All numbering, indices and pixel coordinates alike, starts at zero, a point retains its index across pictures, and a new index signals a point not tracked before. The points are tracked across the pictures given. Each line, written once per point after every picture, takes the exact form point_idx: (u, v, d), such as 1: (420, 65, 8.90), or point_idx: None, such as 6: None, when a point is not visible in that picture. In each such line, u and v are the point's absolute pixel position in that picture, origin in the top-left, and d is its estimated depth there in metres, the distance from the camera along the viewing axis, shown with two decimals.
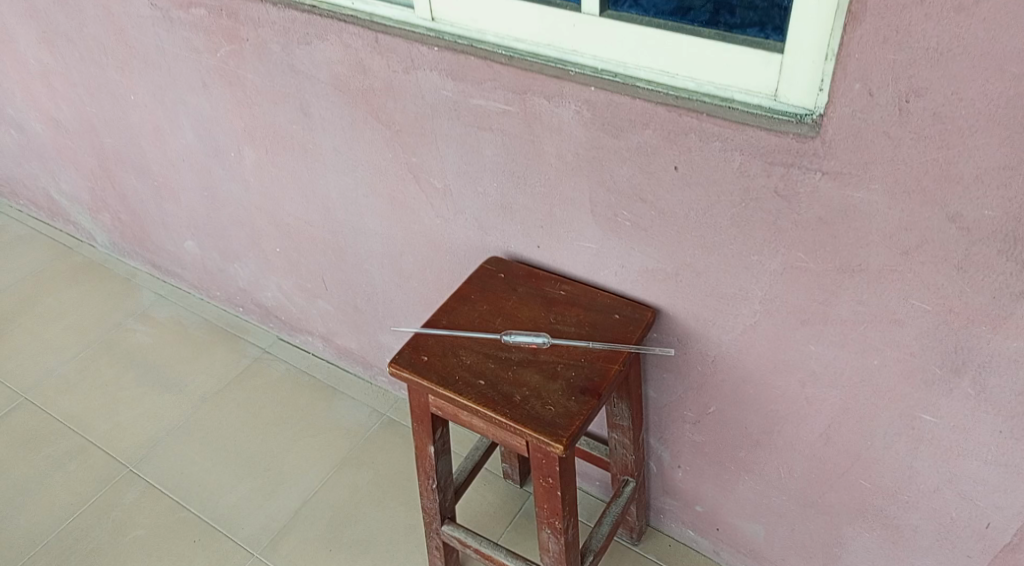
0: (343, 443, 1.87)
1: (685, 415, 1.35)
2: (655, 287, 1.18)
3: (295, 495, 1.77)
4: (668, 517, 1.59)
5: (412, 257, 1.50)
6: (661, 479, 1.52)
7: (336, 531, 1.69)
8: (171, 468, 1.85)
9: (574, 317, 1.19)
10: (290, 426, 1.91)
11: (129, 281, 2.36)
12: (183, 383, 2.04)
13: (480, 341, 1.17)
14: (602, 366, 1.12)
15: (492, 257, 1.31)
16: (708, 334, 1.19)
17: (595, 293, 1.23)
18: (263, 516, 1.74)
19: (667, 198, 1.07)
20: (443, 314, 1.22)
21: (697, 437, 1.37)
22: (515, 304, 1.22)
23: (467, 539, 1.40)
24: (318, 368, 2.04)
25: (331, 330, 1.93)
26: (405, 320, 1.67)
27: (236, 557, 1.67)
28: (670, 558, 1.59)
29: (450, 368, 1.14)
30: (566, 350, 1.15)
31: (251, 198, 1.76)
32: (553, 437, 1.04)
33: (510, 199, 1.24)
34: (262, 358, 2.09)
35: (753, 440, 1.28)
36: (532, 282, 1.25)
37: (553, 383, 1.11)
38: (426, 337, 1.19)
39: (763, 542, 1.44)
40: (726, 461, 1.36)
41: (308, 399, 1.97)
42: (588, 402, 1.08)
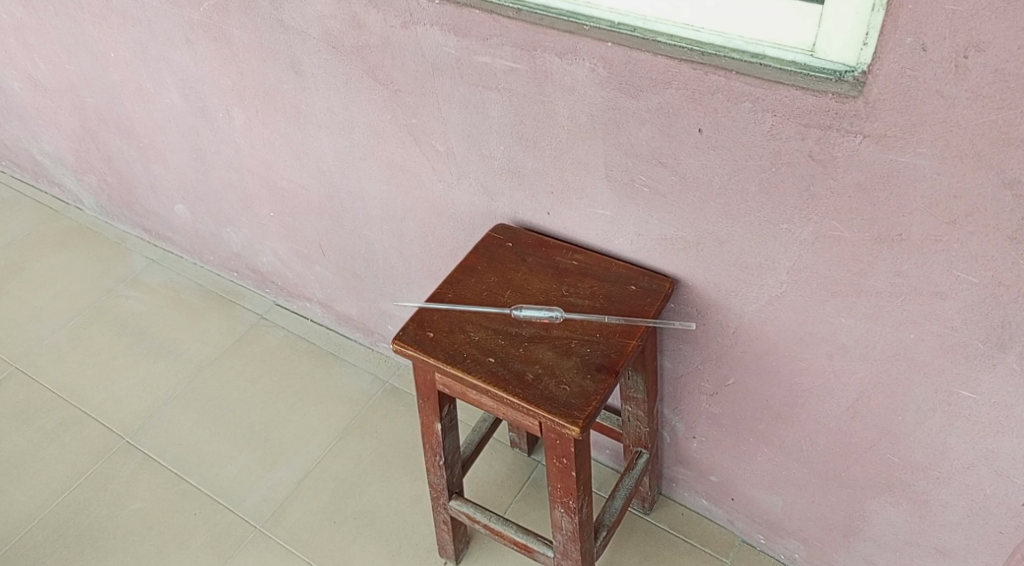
0: (345, 412, 1.81)
1: (703, 386, 1.29)
2: (673, 257, 1.11)
3: (297, 466, 1.72)
4: (681, 485, 1.55)
5: (413, 223, 1.43)
6: (675, 448, 1.48)
7: (340, 502, 1.65)
8: (168, 439, 1.80)
9: (587, 289, 1.12)
10: (289, 395, 1.86)
11: (119, 245, 2.28)
12: (179, 351, 1.98)
13: (487, 314, 1.11)
14: (618, 343, 1.06)
15: (499, 224, 1.24)
16: (729, 305, 1.13)
17: (609, 262, 1.16)
18: (265, 489, 1.69)
19: (689, 162, 0.99)
20: (449, 287, 1.15)
21: (714, 409, 1.32)
22: (525, 275, 1.15)
23: (476, 514, 1.35)
24: (317, 334, 1.97)
25: (329, 296, 1.86)
26: (408, 289, 1.60)
27: (238, 531, 1.63)
28: (682, 527, 1.57)
29: (457, 345, 1.07)
30: (580, 325, 1.08)
31: (242, 160, 1.67)
32: (568, 419, 0.98)
33: (518, 162, 1.16)
34: (259, 325, 2.02)
35: (775, 413, 1.23)
36: (542, 251, 1.18)
37: (567, 360, 1.05)
38: (432, 311, 1.12)
39: (781, 513, 1.41)
40: (745, 433, 1.31)
41: (308, 367, 1.91)
42: (604, 381, 1.02)
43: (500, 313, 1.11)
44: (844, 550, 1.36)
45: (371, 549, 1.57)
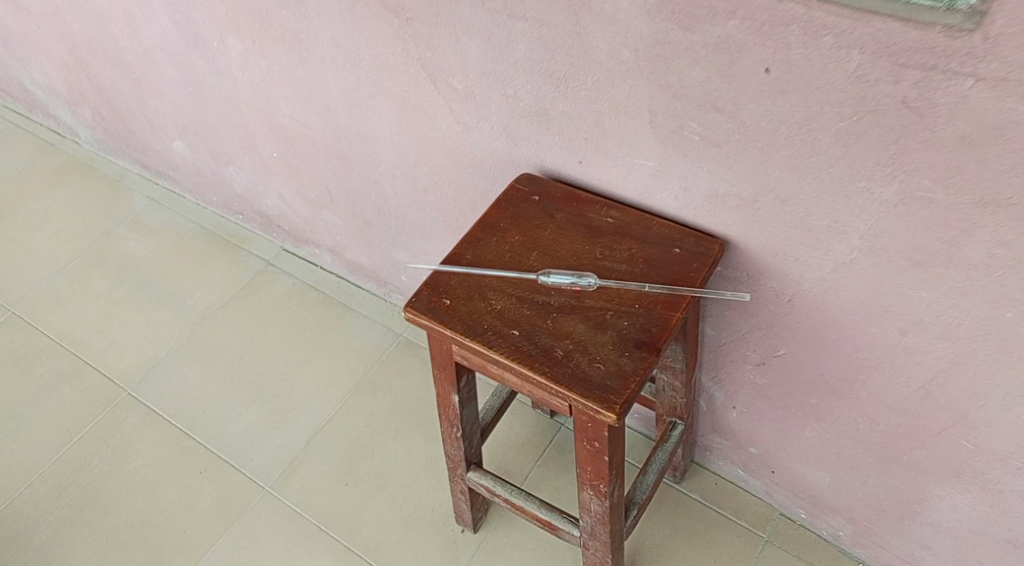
0: (357, 366, 1.69)
1: (748, 355, 1.17)
2: (724, 216, 0.97)
3: (307, 423, 1.61)
4: (715, 454, 1.45)
5: (428, 168, 1.29)
6: (712, 416, 1.36)
7: (352, 464, 1.55)
8: (172, 391, 1.69)
9: (624, 251, 0.98)
10: (299, 346, 1.73)
11: (118, 183, 2.15)
12: (182, 298, 1.86)
13: (510, 279, 0.97)
14: (660, 315, 0.92)
15: (524, 174, 1.10)
16: (786, 271, 0.99)
17: (650, 220, 1.01)
18: (273, 446, 1.58)
19: (750, 108, 0.84)
20: (468, 247, 1.01)
21: (760, 379, 1.19)
22: (553, 234, 1.01)
23: (495, 488, 1.25)
24: (326, 281, 1.84)
25: (338, 243, 1.73)
26: (423, 239, 1.47)
27: (245, 492, 1.52)
28: (715, 498, 1.47)
29: (478, 315, 0.94)
30: (616, 294, 0.95)
31: (241, 95, 1.53)
32: (604, 404, 0.86)
33: (546, 104, 1.01)
34: (265, 271, 1.89)
35: (830, 388, 1.11)
36: (573, 206, 1.04)
37: (602, 335, 0.91)
38: (449, 274, 0.99)
39: (827, 489, 1.30)
40: (793, 407, 1.19)
41: (317, 316, 1.78)
42: (645, 360, 0.89)
43: (524, 279, 0.97)
44: (897, 530, 1.25)
45: (386, 515, 1.47)
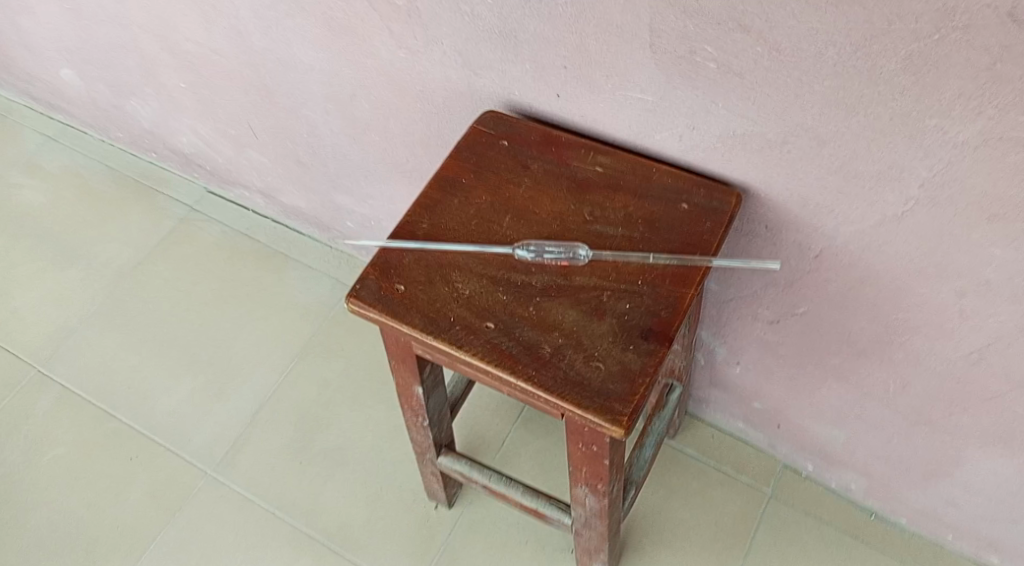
0: (303, 325, 1.49)
1: (759, 312, 1.00)
2: (743, 159, 0.78)
3: (250, 395, 1.42)
4: (712, 407, 1.30)
5: (367, 102, 1.06)
6: (710, 371, 1.21)
7: (306, 439, 1.37)
8: (90, 365, 1.47)
9: (619, 211, 0.79)
10: (234, 306, 1.52)
11: (5, 120, 1.85)
12: (93, 255, 1.61)
13: (478, 254, 0.78)
14: (669, 294, 0.74)
15: (487, 112, 0.89)
16: (817, 224, 0.81)
17: (648, 168, 0.82)
18: (213, 423, 1.39)
19: (789, 26, 0.64)
20: (424, 214, 0.81)
21: (771, 337, 1.03)
22: (529, 192, 0.82)
23: (472, 473, 1.08)
24: (260, 227, 1.61)
25: (269, 186, 1.49)
26: (369, 183, 1.26)
27: (185, 478, 1.34)
28: (712, 453, 1.33)
29: (441, 305, 0.75)
30: (613, 269, 0.76)
31: (131, 15, 1.25)
32: (607, 416, 0.68)
33: (514, 25, 0.79)
34: (188, 218, 1.64)
35: (857, 348, 0.95)
36: (551, 154, 0.84)
37: (599, 324, 0.73)
38: (402, 251, 0.78)
39: (840, 446, 1.17)
40: (810, 366, 1.04)
41: (253, 270, 1.56)
42: (654, 355, 0.71)
43: (497, 253, 0.78)
44: (919, 489, 1.14)
45: (348, 494, 1.31)
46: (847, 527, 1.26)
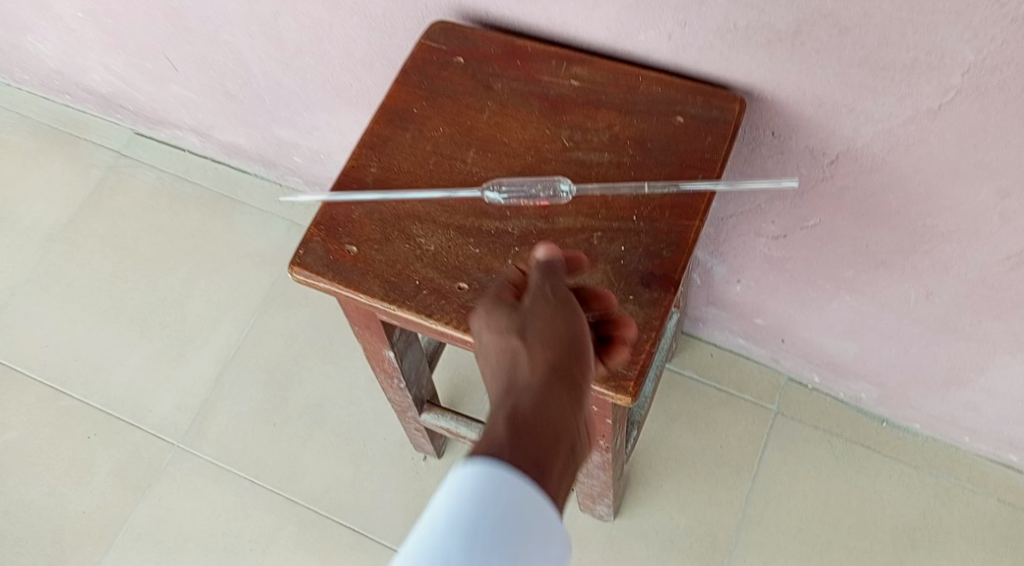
0: (260, 275, 1.36)
1: (763, 228, 0.89)
2: (746, 57, 0.65)
3: (211, 357, 1.30)
4: (710, 325, 1.21)
5: (294, 20, 0.90)
6: (708, 289, 1.11)
7: (277, 399, 1.27)
8: (30, 341, 1.34)
9: (603, 132, 0.67)
10: (182, 261, 1.38)
11: None
12: (18, 218, 1.45)
13: (441, 200, 0.65)
14: (670, 229, 0.63)
15: (435, 22, 0.74)
16: (834, 127, 0.69)
17: (633, 76, 0.69)
18: (174, 392, 1.28)
19: None
20: (372, 155, 0.68)
21: (776, 252, 0.92)
22: (495, 117, 0.69)
23: (460, 429, 0.98)
24: (200, 170, 1.46)
25: (202, 123, 1.33)
26: (312, 113, 1.11)
27: (151, 453, 1.24)
28: (712, 372, 1.25)
29: (403, 267, 0.63)
30: (602, 204, 0.64)
31: None
32: (610, 385, 0.59)
33: None
34: (117, 167, 1.48)
35: (875, 260, 0.85)
36: (517, 68, 0.71)
37: (590, 273, 0.62)
38: (350, 205, 0.66)
39: (851, 358, 1.08)
40: (820, 280, 0.93)
41: (198, 219, 1.42)
42: (657, 306, 0.61)
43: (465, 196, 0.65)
44: (937, 396, 1.06)
45: (328, 454, 1.22)
46: (858, 438, 1.19)
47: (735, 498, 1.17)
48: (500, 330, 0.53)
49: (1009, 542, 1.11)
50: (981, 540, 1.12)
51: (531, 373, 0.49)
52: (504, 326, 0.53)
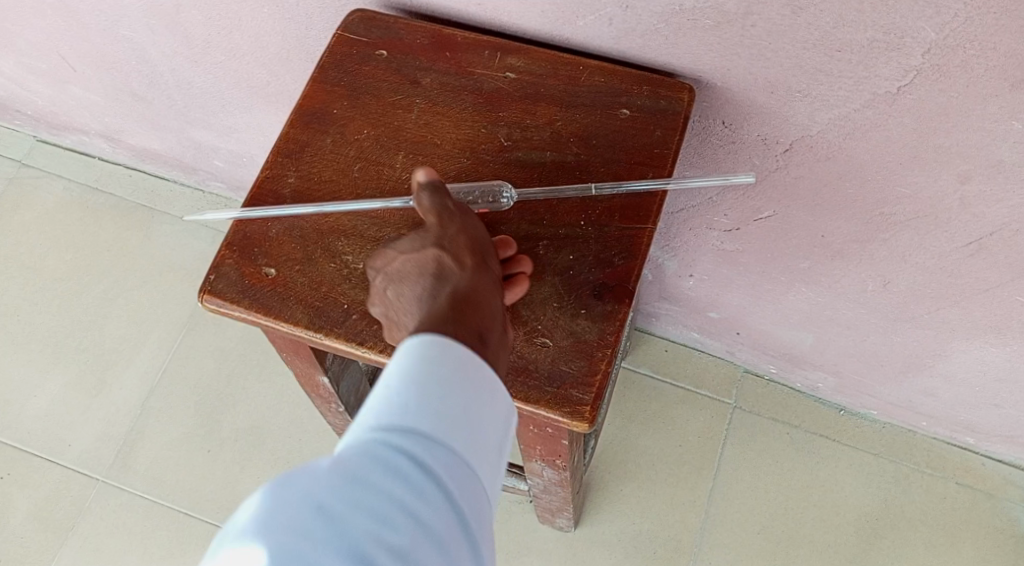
0: (185, 289, 1.27)
1: (716, 221, 0.84)
2: (692, 42, 0.60)
3: (135, 380, 1.21)
4: (662, 320, 1.17)
5: (198, 13, 0.82)
6: (659, 284, 1.06)
7: (209, 421, 1.18)
8: None
9: (544, 130, 0.61)
10: (98, 277, 1.28)
11: None
12: None
13: (369, 211, 0.59)
14: (622, 234, 0.58)
15: (354, 12, 0.67)
16: (788, 114, 0.64)
17: (573, 66, 0.63)
18: (95, 420, 1.19)
19: None
20: (289, 165, 0.61)
21: (730, 245, 0.88)
22: (425, 117, 0.62)
23: None
24: (114, 178, 1.36)
25: (111, 128, 1.23)
26: (228, 113, 1.02)
27: (73, 489, 1.14)
28: (667, 368, 1.21)
29: (329, 290, 0.57)
30: (547, 209, 0.59)
31: None
32: (565, 410, 0.54)
33: None
34: (19, 178, 1.36)
35: (831, 251, 0.81)
36: (446, 61, 0.64)
37: (537, 287, 0.57)
38: (267, 223, 0.59)
39: (808, 348, 1.05)
40: (775, 271, 0.90)
41: (114, 231, 1.32)
42: (612, 319, 0.56)
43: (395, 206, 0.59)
44: (894, 382, 1.04)
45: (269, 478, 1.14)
46: (816, 427, 1.16)
47: (697, 497, 1.13)
48: (415, 249, 0.52)
49: (969, 525, 1.10)
50: (942, 524, 1.10)
51: (467, 273, 0.50)
52: (418, 244, 0.52)
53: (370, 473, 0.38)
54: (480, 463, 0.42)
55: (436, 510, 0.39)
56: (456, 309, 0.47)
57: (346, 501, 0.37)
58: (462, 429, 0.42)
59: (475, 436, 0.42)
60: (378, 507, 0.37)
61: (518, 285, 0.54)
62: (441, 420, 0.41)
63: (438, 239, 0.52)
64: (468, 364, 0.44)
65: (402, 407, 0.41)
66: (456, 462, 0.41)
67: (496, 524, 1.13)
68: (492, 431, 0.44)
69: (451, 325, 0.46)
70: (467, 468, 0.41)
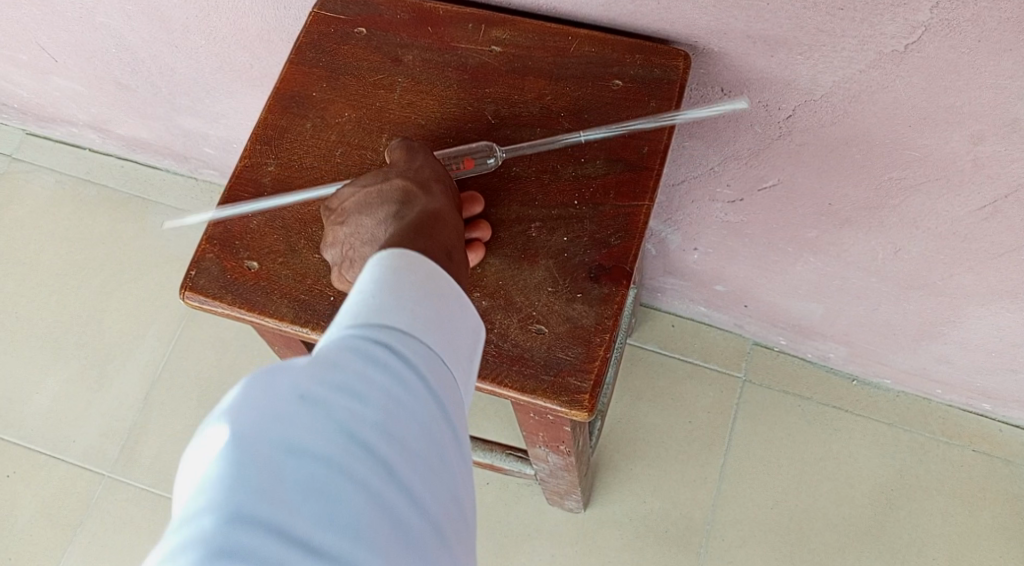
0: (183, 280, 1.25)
1: (718, 192, 0.81)
2: (686, 5, 0.57)
3: (137, 375, 1.20)
4: (668, 294, 1.14)
5: None
6: (663, 258, 1.03)
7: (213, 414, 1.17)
8: None
9: (533, 105, 0.58)
10: (95, 270, 1.27)
11: None
12: None
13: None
14: (617, 212, 0.55)
15: None
16: (790, 77, 0.61)
17: (561, 37, 0.60)
18: (98, 416, 1.17)
19: None
20: (268, 152, 0.59)
21: (734, 217, 0.85)
22: (408, 97, 0.60)
23: None
24: (105, 170, 1.33)
25: (98, 118, 1.20)
26: (214, 99, 0.99)
27: (78, 486, 1.13)
28: (675, 344, 1.19)
29: (315, 282, 0.55)
30: (538, 189, 0.56)
31: None
32: (563, 398, 0.52)
33: None
34: (10, 172, 1.34)
35: (840, 219, 0.78)
36: (428, 36, 0.61)
37: (530, 270, 0.54)
38: (246, 214, 0.57)
39: (818, 318, 1.03)
40: (782, 242, 0.87)
41: (108, 223, 1.30)
42: (610, 302, 0.53)
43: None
44: (907, 351, 1.01)
45: None
46: (828, 398, 1.14)
47: (708, 473, 1.11)
48: (378, 178, 0.53)
49: (987, 492, 1.08)
50: (959, 493, 1.08)
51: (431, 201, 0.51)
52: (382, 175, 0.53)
53: (348, 361, 0.38)
54: (456, 363, 0.43)
55: (418, 398, 0.39)
56: (424, 233, 0.48)
57: (326, 388, 0.37)
58: (437, 328, 0.42)
59: (449, 336, 0.43)
60: (356, 386, 0.37)
61: (479, 250, 0.54)
62: (414, 316, 0.42)
63: (404, 173, 0.53)
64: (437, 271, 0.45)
65: (375, 305, 0.42)
66: (433, 354, 0.41)
67: (506, 507, 1.11)
68: (467, 333, 0.45)
69: (419, 245, 0.47)
70: (444, 364, 0.42)
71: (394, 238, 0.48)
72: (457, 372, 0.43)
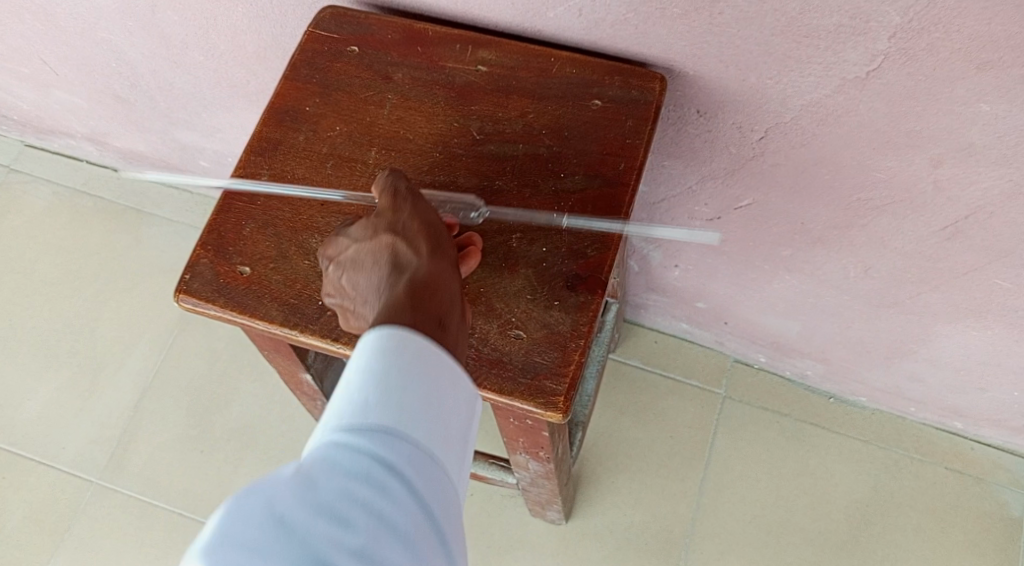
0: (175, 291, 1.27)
1: (697, 210, 0.84)
2: (662, 31, 0.60)
3: (127, 383, 1.22)
4: (651, 311, 1.17)
5: (174, 12, 0.82)
6: (645, 275, 1.06)
7: (202, 423, 1.18)
8: None
9: (516, 122, 0.61)
10: (89, 279, 1.29)
11: None
12: None
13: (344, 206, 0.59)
14: (594, 224, 0.58)
15: (325, 9, 0.67)
16: (761, 101, 0.65)
17: (543, 58, 0.63)
18: (88, 423, 1.19)
19: None
20: (262, 162, 0.62)
21: (712, 235, 0.88)
22: (397, 112, 0.63)
23: None
24: (101, 182, 1.36)
25: (96, 130, 1.23)
26: (210, 113, 1.02)
27: (67, 493, 1.14)
28: (657, 360, 1.21)
29: (304, 287, 0.57)
30: (519, 201, 0.59)
31: None
32: (539, 400, 0.54)
33: None
34: (7, 183, 1.36)
35: (812, 238, 0.81)
36: (417, 54, 0.64)
37: (510, 278, 0.57)
38: (240, 220, 0.59)
39: (795, 336, 1.05)
40: (758, 260, 0.90)
41: (102, 234, 1.32)
42: (586, 309, 0.56)
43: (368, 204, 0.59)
44: (881, 369, 1.04)
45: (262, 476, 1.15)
46: (806, 416, 1.17)
47: (688, 487, 1.13)
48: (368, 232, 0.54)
49: (959, 510, 1.10)
50: (932, 510, 1.10)
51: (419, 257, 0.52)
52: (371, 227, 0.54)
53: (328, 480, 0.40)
54: (443, 462, 0.44)
55: (400, 508, 0.40)
56: (414, 305, 0.49)
57: (306, 510, 0.39)
58: (422, 428, 0.44)
59: (434, 433, 0.44)
60: (338, 507, 0.39)
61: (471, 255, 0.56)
62: (398, 421, 0.43)
63: (393, 223, 0.53)
64: (424, 361, 0.46)
65: (360, 409, 0.43)
66: (418, 456, 0.43)
67: (489, 518, 1.13)
68: (455, 423, 0.46)
69: (407, 322, 0.48)
70: (429, 466, 0.43)
71: (383, 312, 0.49)
72: (447, 471, 0.45)
